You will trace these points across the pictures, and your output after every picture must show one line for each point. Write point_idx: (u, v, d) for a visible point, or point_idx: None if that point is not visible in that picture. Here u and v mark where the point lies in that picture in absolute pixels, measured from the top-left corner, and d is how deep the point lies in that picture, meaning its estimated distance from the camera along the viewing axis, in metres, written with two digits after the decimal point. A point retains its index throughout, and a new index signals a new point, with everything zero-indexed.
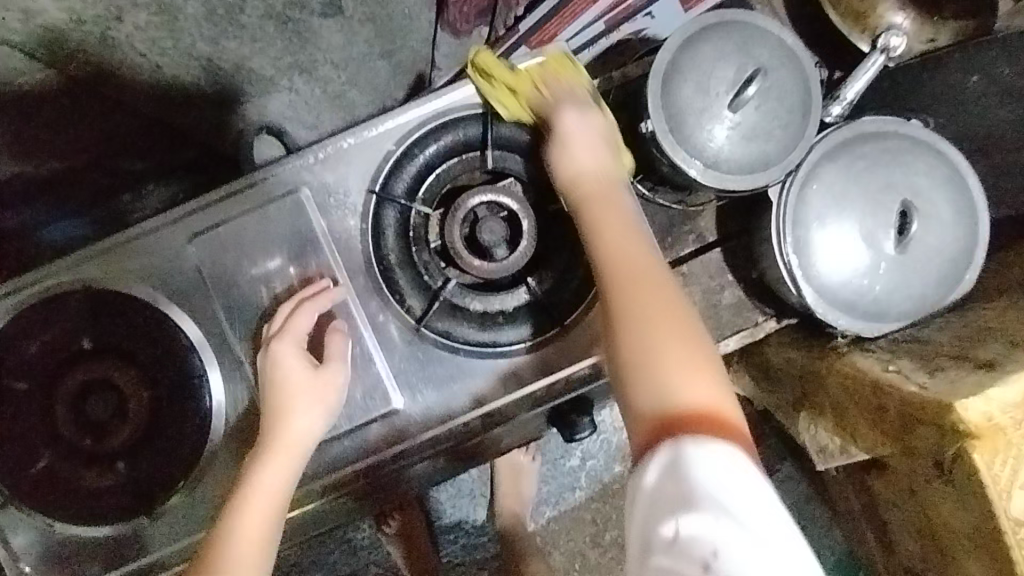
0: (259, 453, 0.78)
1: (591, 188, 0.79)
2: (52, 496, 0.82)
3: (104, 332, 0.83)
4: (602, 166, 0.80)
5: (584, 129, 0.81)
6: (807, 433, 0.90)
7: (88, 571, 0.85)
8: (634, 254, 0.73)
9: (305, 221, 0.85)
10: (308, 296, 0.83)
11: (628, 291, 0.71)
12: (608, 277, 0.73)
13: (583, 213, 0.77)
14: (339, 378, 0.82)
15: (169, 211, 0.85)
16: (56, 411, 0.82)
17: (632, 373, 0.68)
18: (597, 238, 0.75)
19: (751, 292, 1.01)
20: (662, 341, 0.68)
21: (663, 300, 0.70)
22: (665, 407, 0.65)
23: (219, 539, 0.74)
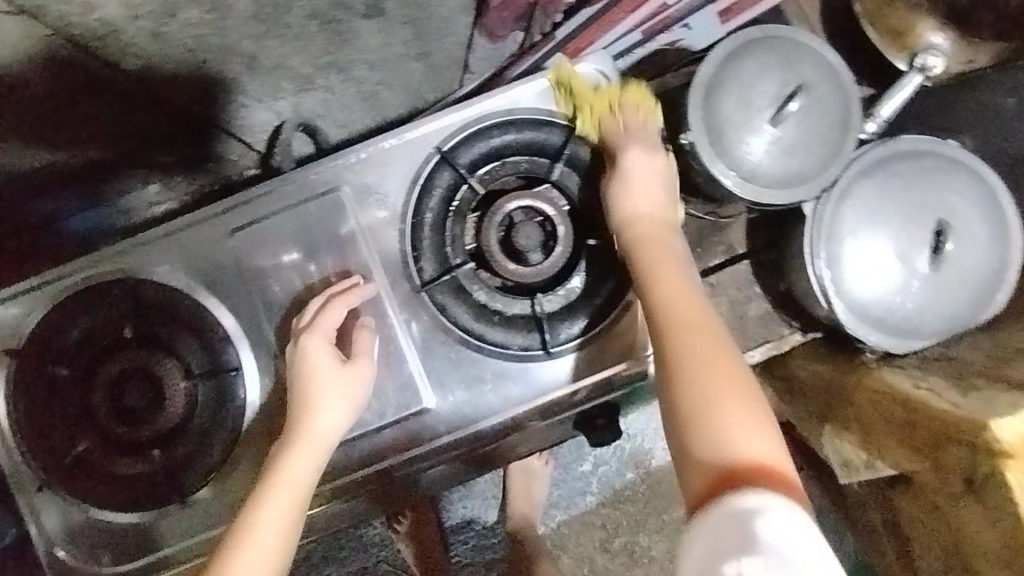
0: (284, 442, 0.79)
1: (647, 230, 0.82)
2: (87, 481, 0.84)
3: (145, 321, 0.85)
4: (655, 210, 0.83)
5: (643, 171, 0.84)
6: (830, 446, 0.90)
7: (119, 554, 0.87)
8: (687, 297, 0.76)
9: (344, 219, 0.86)
10: (338, 292, 0.84)
11: (683, 332, 0.73)
12: (661, 323, 0.74)
13: (638, 254, 0.81)
14: (366, 375, 0.83)
15: (211, 205, 0.86)
16: (96, 398, 0.83)
17: (687, 419, 0.68)
18: (649, 286, 0.77)
19: (778, 304, 1.02)
20: (719, 388, 0.68)
21: (717, 349, 0.71)
22: (721, 459, 0.64)
23: (244, 528, 0.73)
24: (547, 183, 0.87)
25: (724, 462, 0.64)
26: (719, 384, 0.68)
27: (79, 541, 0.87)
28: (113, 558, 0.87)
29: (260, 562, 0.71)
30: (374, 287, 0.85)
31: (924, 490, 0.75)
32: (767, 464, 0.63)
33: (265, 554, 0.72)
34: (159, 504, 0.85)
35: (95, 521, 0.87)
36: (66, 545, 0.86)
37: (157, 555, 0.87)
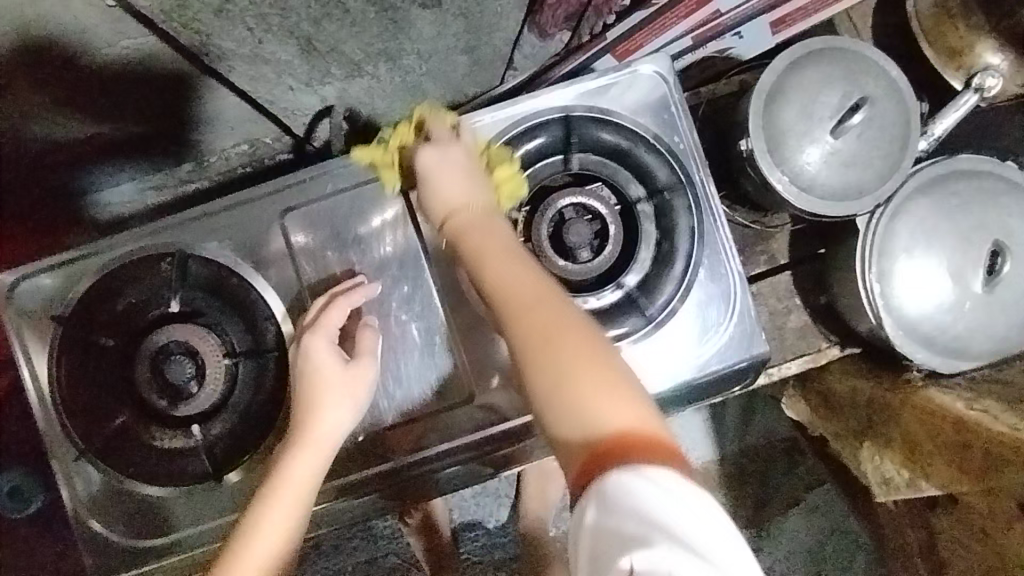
0: (291, 444, 0.78)
1: (462, 214, 0.75)
2: (125, 452, 0.85)
3: (193, 296, 0.85)
4: (469, 188, 0.77)
5: (445, 163, 0.79)
6: (868, 465, 0.89)
7: (149, 528, 0.87)
8: (514, 275, 0.68)
9: (395, 207, 0.87)
10: (344, 293, 0.83)
11: (518, 320, 0.65)
12: (505, 306, 0.66)
13: (462, 239, 0.73)
14: (372, 373, 0.82)
15: (262, 186, 0.86)
16: (137, 371, 0.84)
17: (550, 404, 0.62)
18: (484, 267, 0.69)
19: (818, 317, 1.02)
20: (568, 359, 0.62)
21: (563, 317, 0.65)
22: (593, 438, 0.59)
23: (245, 534, 0.73)
24: (602, 181, 0.87)
25: (594, 439, 0.59)
26: (572, 355, 0.63)
27: (112, 514, 0.86)
28: (145, 533, 0.87)
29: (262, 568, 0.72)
30: (376, 287, 0.85)
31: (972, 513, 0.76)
32: (633, 427, 0.60)
33: (269, 557, 0.72)
34: (193, 480, 0.85)
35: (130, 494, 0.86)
36: (98, 517, 0.86)
37: (186, 534, 0.87)
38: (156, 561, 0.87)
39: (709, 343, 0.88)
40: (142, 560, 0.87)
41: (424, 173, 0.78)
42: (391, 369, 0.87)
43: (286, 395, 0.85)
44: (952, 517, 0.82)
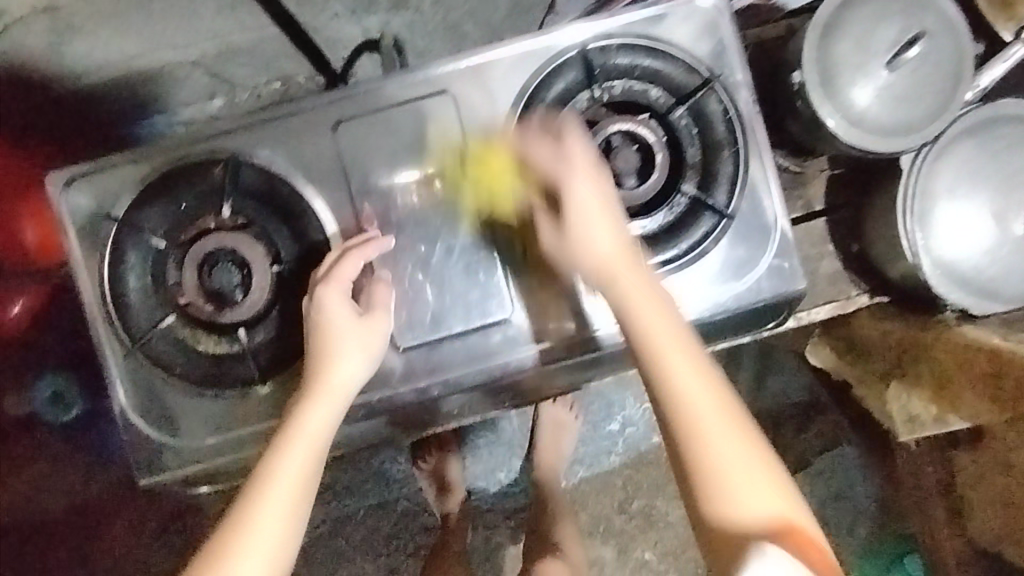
0: (303, 395, 0.77)
1: (629, 284, 0.73)
2: (170, 354, 0.86)
3: (242, 203, 0.86)
4: (628, 248, 0.75)
5: (589, 208, 0.75)
6: (893, 403, 0.92)
7: (188, 430, 0.89)
8: (693, 364, 0.68)
9: (445, 125, 0.87)
10: (356, 247, 0.82)
11: (683, 402, 0.67)
12: (658, 375, 0.68)
13: (625, 315, 0.72)
14: (384, 326, 0.82)
15: (316, 99, 0.87)
16: (186, 275, 0.85)
17: (710, 490, 0.64)
18: (645, 332, 0.70)
19: (850, 265, 1.03)
20: (723, 446, 0.65)
21: (727, 404, 0.67)
22: (755, 527, 0.62)
23: (258, 483, 0.70)
24: (650, 112, 0.88)
25: (739, 525, 0.63)
26: (730, 456, 0.65)
27: (153, 413, 0.89)
28: (184, 436, 0.89)
29: (279, 520, 0.69)
30: (390, 241, 0.84)
31: (999, 444, 0.81)
32: (782, 520, 0.63)
33: (286, 505, 0.69)
34: (234, 385, 0.87)
35: (175, 395, 0.89)
36: (141, 415, 0.88)
37: (225, 438, 0.89)
38: (195, 464, 0.89)
39: (743, 276, 0.89)
40: (183, 462, 0.89)
41: (568, 203, 0.76)
42: (431, 291, 0.87)
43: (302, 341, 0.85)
44: (972, 453, 0.87)
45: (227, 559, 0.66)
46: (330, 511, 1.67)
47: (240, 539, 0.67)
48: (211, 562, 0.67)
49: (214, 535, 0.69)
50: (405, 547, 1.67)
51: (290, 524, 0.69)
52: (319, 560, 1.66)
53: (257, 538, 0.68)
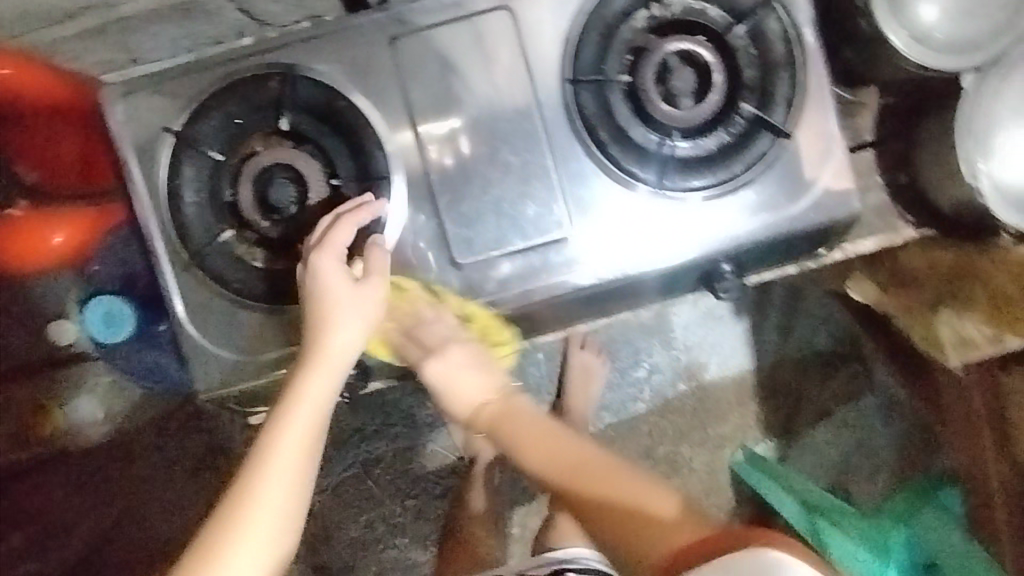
0: (302, 364, 0.76)
1: (495, 412, 0.83)
2: (227, 270, 0.87)
3: (299, 117, 0.86)
4: (488, 394, 0.84)
5: (454, 371, 0.85)
6: (943, 325, 0.94)
7: (237, 344, 0.88)
8: (565, 450, 0.77)
9: (503, 41, 0.86)
10: (351, 214, 0.81)
11: (572, 482, 0.74)
12: (553, 476, 0.75)
13: (501, 434, 0.81)
14: (382, 291, 0.80)
15: (371, 11, 0.86)
16: (242, 190, 0.86)
17: (620, 532, 0.68)
18: (507, 435, 0.80)
19: (897, 197, 1.02)
20: (627, 494, 0.71)
21: (613, 471, 0.74)
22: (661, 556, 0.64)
23: (262, 451, 0.70)
24: (707, 34, 0.87)
25: (663, 555, 0.64)
26: (631, 491, 0.71)
27: (202, 323, 0.88)
28: (234, 349, 0.88)
29: (285, 487, 0.69)
30: (385, 204, 0.84)
31: None
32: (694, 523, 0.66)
33: (291, 477, 0.70)
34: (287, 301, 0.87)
35: (230, 310, 0.88)
36: (192, 325, 0.88)
37: (279, 353, 0.88)
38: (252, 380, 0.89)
39: (804, 195, 0.88)
40: (239, 377, 0.89)
41: (436, 385, 0.84)
42: (486, 209, 0.87)
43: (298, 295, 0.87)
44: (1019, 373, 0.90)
45: (239, 523, 0.67)
46: (359, 453, 1.69)
47: (241, 520, 0.67)
48: (221, 527, 0.67)
49: (221, 502, 0.69)
50: (432, 490, 1.69)
51: (296, 491, 0.70)
52: (348, 500, 1.69)
53: (267, 502, 0.68)
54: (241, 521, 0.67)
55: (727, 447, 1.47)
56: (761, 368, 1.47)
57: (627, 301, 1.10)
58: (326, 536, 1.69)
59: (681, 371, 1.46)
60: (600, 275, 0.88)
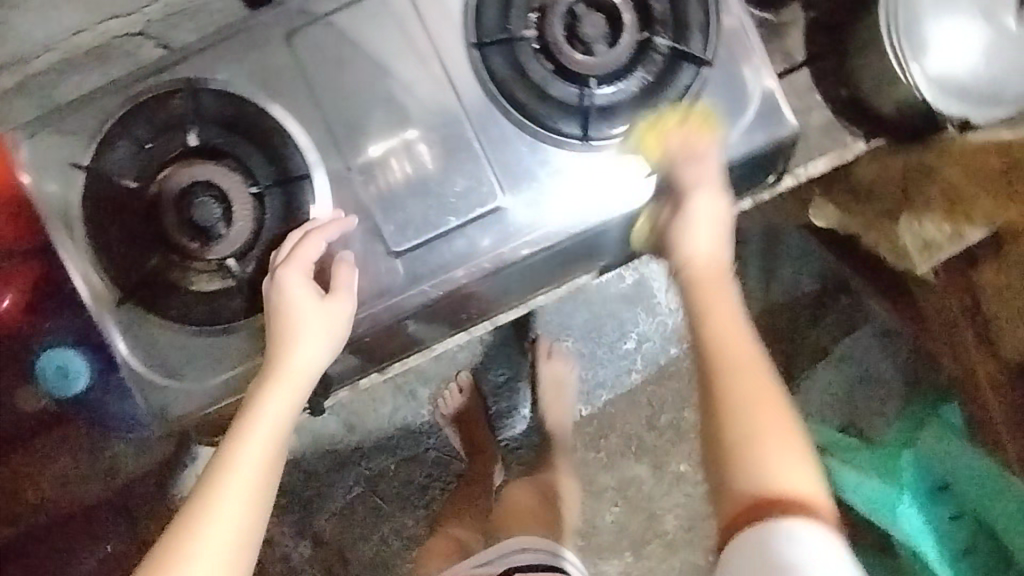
0: (263, 380, 0.76)
1: (704, 273, 0.78)
2: (163, 297, 0.85)
3: (206, 129, 0.83)
4: (714, 256, 0.79)
5: (694, 223, 0.80)
6: (906, 231, 0.91)
7: (191, 369, 0.87)
8: (738, 344, 0.73)
9: (404, 18, 0.84)
10: (318, 226, 0.81)
11: (738, 377, 0.71)
12: (712, 367, 0.72)
13: (694, 298, 0.77)
14: (348, 305, 0.81)
15: (261, 10, 0.84)
16: (163, 215, 0.83)
17: (738, 451, 0.68)
18: (710, 316, 0.75)
19: (841, 112, 0.97)
20: (772, 439, 0.68)
21: (765, 386, 0.71)
22: (761, 488, 0.66)
23: (218, 466, 0.70)
24: None
25: (757, 489, 0.66)
26: (766, 434, 0.68)
27: (151, 354, 0.87)
28: (188, 376, 0.87)
29: (241, 502, 0.68)
30: (354, 220, 0.83)
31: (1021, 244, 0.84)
32: (809, 494, 0.66)
33: (246, 490, 0.69)
34: (231, 317, 0.85)
35: (185, 337, 0.87)
36: (142, 358, 0.87)
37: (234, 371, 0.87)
38: (218, 403, 0.88)
39: (736, 122, 0.85)
40: (205, 403, 0.87)
41: (682, 220, 0.80)
42: (414, 191, 0.84)
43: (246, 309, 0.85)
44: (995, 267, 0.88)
45: (189, 541, 0.65)
46: (361, 471, 1.67)
47: (193, 533, 0.66)
48: (175, 542, 0.65)
49: (177, 517, 0.67)
50: (441, 496, 1.66)
51: (253, 507, 0.69)
52: (358, 520, 1.66)
53: (219, 518, 0.67)
54: (193, 535, 0.66)
55: None
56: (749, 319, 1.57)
57: (576, 266, 1.04)
58: (342, 560, 1.66)
59: (669, 336, 1.60)
60: (542, 237, 0.85)
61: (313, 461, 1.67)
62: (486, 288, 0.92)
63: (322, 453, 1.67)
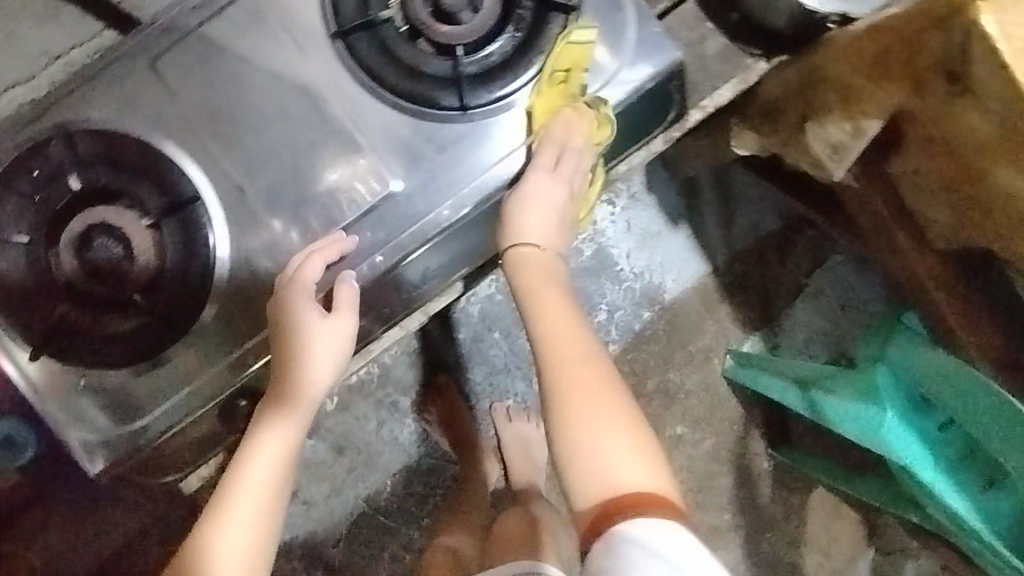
0: (274, 400, 0.84)
1: (534, 263, 0.85)
2: (81, 344, 0.84)
3: (89, 170, 0.83)
4: (547, 238, 0.86)
5: (538, 199, 0.83)
6: (814, 139, 0.85)
7: (125, 408, 0.86)
8: (563, 331, 0.81)
9: (267, 24, 0.84)
10: (318, 247, 0.81)
11: (561, 360, 0.78)
12: (549, 362, 0.79)
13: (523, 288, 0.84)
14: (352, 327, 0.83)
15: (125, 40, 0.84)
16: (64, 262, 0.82)
17: (572, 445, 0.74)
18: (539, 307, 0.82)
19: (733, 36, 0.96)
20: (609, 433, 0.73)
21: (589, 372, 0.78)
22: (605, 487, 0.70)
23: (222, 500, 0.79)
24: None
25: (609, 484, 0.70)
26: (604, 431, 0.74)
27: (82, 401, 0.86)
28: (125, 416, 0.86)
29: (242, 539, 0.77)
30: (353, 238, 0.82)
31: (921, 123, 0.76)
32: (649, 486, 0.70)
33: (257, 495, 0.79)
34: (152, 352, 0.85)
35: (119, 376, 0.86)
36: (72, 407, 0.86)
37: (169, 402, 0.86)
38: (172, 429, 0.87)
39: (619, 61, 0.83)
40: (145, 440, 0.86)
41: (521, 196, 0.83)
42: (311, 193, 0.84)
43: (161, 340, 0.84)
44: (905, 155, 0.85)
45: (203, 557, 0.75)
46: (357, 493, 1.60)
47: (219, 527, 0.77)
48: (203, 534, 0.77)
49: (204, 512, 0.79)
50: (444, 503, 1.60)
51: (258, 531, 0.78)
52: (363, 543, 1.60)
53: (229, 542, 0.76)
54: (208, 550, 0.76)
55: (715, 356, 1.55)
56: (718, 267, 1.54)
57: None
58: None
59: (641, 300, 1.53)
60: (456, 207, 0.83)
61: (311, 490, 1.59)
62: (422, 263, 0.92)
63: (311, 484, 1.59)
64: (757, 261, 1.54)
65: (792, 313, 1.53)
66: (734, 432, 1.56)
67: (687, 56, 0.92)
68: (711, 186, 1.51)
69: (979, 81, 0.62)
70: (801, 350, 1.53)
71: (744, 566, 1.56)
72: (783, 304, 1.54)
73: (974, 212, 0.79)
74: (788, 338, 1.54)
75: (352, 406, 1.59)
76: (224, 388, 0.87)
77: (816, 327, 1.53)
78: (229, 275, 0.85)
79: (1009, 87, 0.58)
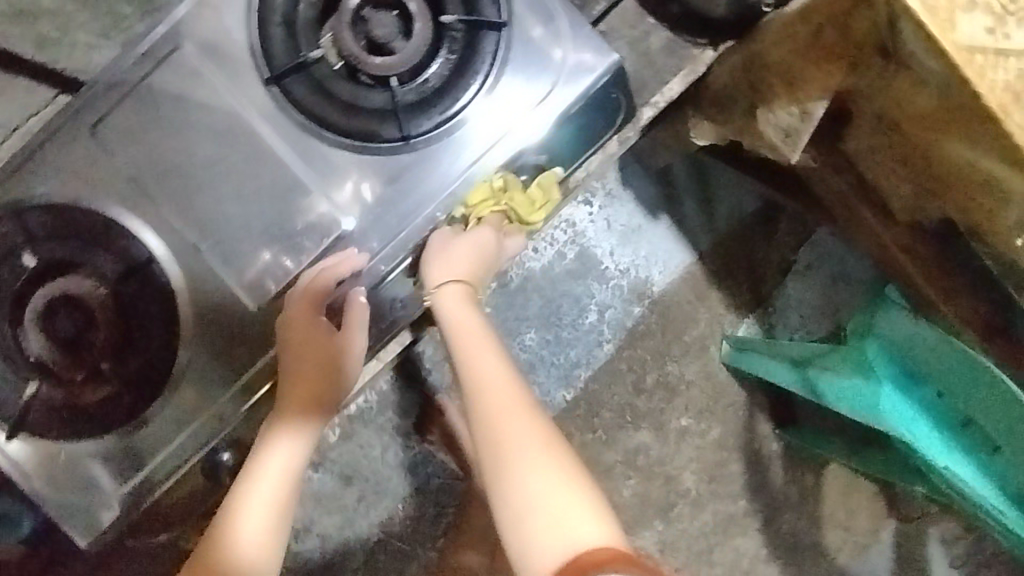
0: (280, 404, 0.81)
1: (449, 301, 0.81)
2: (57, 417, 0.85)
3: (45, 245, 0.85)
4: (470, 269, 0.83)
5: (454, 252, 0.83)
6: (766, 126, 0.83)
7: (99, 479, 0.85)
8: (495, 382, 0.72)
9: (203, 76, 0.83)
10: (329, 265, 0.80)
11: (493, 412, 0.69)
12: (484, 414, 0.69)
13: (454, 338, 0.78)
14: (363, 342, 0.84)
15: (64, 109, 0.83)
16: (30, 338, 0.84)
17: (518, 498, 0.63)
18: (471, 368, 0.74)
19: (676, 28, 0.90)
20: (542, 481, 0.63)
21: (526, 420, 0.68)
22: (552, 551, 0.58)
23: (234, 504, 0.73)
24: None
25: (563, 550, 0.58)
26: (536, 478, 0.63)
27: (59, 479, 0.85)
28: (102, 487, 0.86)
29: (257, 540, 0.71)
30: (364, 253, 0.82)
31: (867, 98, 0.74)
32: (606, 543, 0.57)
33: (271, 494, 0.75)
34: (125, 418, 0.85)
35: (94, 446, 0.85)
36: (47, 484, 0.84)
37: (146, 469, 0.85)
38: (155, 490, 0.86)
39: (557, 69, 0.81)
40: (126, 510, 0.85)
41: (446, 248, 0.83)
42: (267, 243, 0.83)
43: (136, 405, 0.85)
44: (859, 129, 0.83)
45: (214, 550, 0.70)
46: (371, 521, 1.59)
47: (237, 524, 0.72)
48: (218, 532, 0.72)
49: (217, 513, 0.74)
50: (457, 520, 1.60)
51: (272, 525, 0.73)
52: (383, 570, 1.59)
53: (246, 532, 0.71)
54: (227, 542, 0.70)
55: (711, 344, 1.53)
56: (704, 254, 1.52)
57: None
58: None
59: (629, 296, 1.51)
60: (409, 236, 0.83)
61: (323, 524, 1.58)
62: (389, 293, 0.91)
63: (322, 519, 1.58)
64: (744, 244, 1.52)
65: (784, 291, 1.52)
66: (739, 417, 1.54)
67: (632, 54, 0.91)
68: (687, 174, 1.49)
69: (912, 53, 0.60)
70: (796, 328, 1.52)
71: (766, 550, 1.55)
72: (773, 283, 1.52)
73: (932, 181, 0.77)
74: (782, 317, 1.52)
75: (355, 435, 1.57)
76: (204, 445, 0.87)
77: (809, 302, 1.51)
78: (194, 333, 0.85)
79: (942, 58, 0.57)
